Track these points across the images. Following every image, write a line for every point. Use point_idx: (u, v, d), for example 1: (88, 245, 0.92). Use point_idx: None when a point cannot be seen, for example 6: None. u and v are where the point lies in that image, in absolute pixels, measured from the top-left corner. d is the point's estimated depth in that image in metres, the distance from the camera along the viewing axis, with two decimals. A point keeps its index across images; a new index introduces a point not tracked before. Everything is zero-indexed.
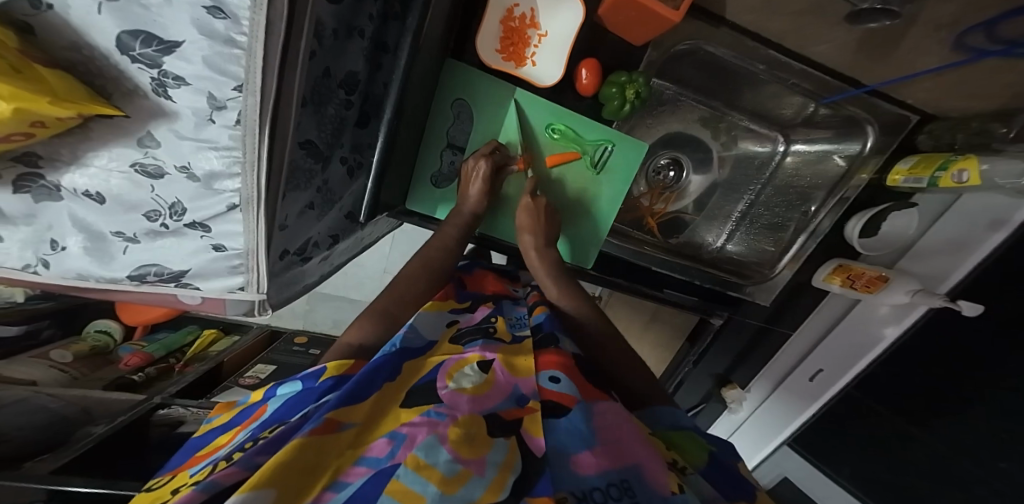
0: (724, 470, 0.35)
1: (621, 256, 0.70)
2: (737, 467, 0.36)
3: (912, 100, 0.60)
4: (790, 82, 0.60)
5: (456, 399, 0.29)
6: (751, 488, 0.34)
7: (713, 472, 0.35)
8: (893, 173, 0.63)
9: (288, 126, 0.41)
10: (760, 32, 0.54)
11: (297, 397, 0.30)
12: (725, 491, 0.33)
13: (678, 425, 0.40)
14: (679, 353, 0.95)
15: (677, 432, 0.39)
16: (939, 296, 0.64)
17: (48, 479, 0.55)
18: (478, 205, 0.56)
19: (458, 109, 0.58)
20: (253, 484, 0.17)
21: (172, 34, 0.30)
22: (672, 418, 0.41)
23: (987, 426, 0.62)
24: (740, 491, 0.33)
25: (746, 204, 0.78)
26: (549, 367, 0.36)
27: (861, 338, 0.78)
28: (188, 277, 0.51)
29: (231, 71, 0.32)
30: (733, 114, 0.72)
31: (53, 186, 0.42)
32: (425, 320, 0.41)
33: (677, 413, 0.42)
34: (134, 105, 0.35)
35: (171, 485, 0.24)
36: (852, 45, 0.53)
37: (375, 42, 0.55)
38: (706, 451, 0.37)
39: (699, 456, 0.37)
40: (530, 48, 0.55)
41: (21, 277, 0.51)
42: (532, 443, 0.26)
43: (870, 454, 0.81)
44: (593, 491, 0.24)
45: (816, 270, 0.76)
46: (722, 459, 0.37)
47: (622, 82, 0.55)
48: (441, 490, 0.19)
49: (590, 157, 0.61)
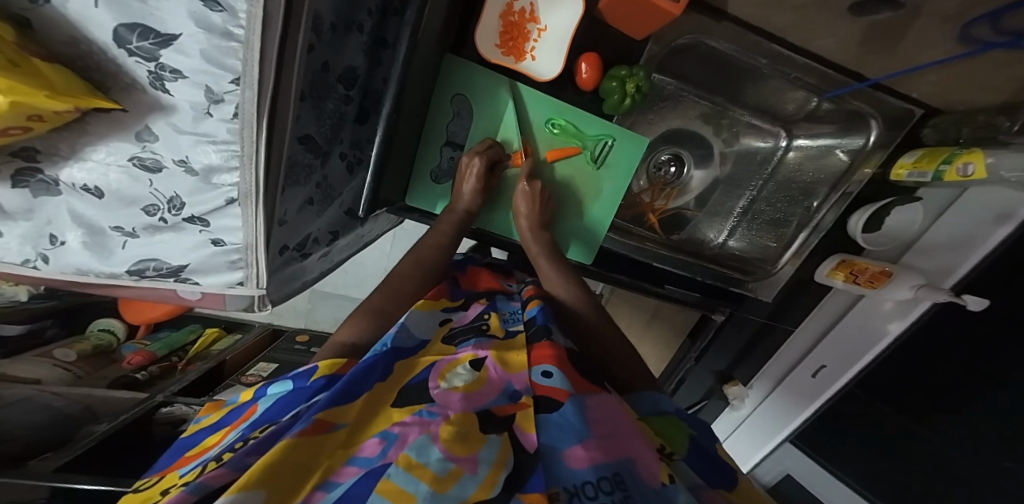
0: (703, 454, 0.35)
1: (624, 252, 0.70)
2: (714, 451, 0.36)
3: (917, 94, 0.59)
4: (792, 76, 0.60)
5: (448, 398, 0.28)
6: (732, 477, 0.33)
7: (695, 458, 0.34)
8: (898, 167, 0.63)
9: (287, 121, 0.40)
10: (763, 25, 0.54)
11: (288, 396, 0.29)
12: (710, 481, 0.32)
13: (661, 410, 0.40)
14: (681, 348, 0.94)
15: (659, 417, 0.39)
16: (943, 291, 0.64)
17: (50, 476, 0.55)
18: (472, 203, 0.57)
19: (458, 105, 0.57)
20: (243, 484, 0.17)
21: (169, 27, 0.30)
22: (654, 404, 0.40)
23: (996, 428, 0.61)
24: (721, 479, 0.32)
25: (749, 199, 0.78)
26: (542, 360, 0.35)
27: (863, 333, 0.77)
28: (187, 272, 0.51)
29: (228, 65, 0.32)
30: (735, 110, 0.72)
31: (52, 180, 0.42)
32: (417, 318, 0.42)
33: (663, 399, 0.41)
34: (132, 98, 0.35)
35: (160, 486, 0.24)
36: (856, 37, 0.52)
37: (374, 37, 0.54)
38: (687, 435, 0.37)
39: (683, 438, 0.36)
40: (530, 43, 0.54)
41: (21, 271, 0.51)
42: (524, 439, 0.27)
43: (873, 451, 0.81)
44: (585, 486, 0.24)
45: (819, 265, 0.74)
46: (704, 443, 0.36)
47: (622, 76, 0.54)
48: (432, 489, 0.19)
49: (590, 152, 0.61)
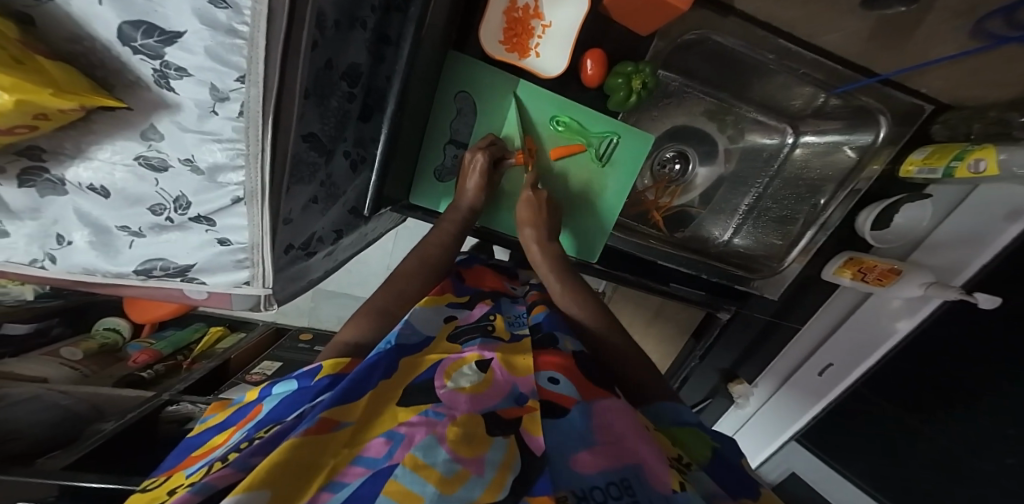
0: (725, 466, 0.34)
1: (627, 249, 0.69)
2: (740, 463, 0.35)
3: (927, 89, 0.58)
4: (800, 72, 0.59)
5: (455, 398, 0.28)
6: (755, 486, 0.33)
7: (718, 469, 0.34)
8: (907, 164, 0.62)
9: (291, 120, 0.40)
10: (770, 20, 0.53)
11: (293, 396, 0.29)
12: (732, 491, 0.32)
13: (685, 422, 0.39)
14: (684, 349, 0.95)
15: (683, 429, 0.38)
16: (954, 289, 0.63)
17: (60, 475, 0.56)
18: (476, 199, 0.56)
19: (461, 102, 0.57)
20: (247, 485, 0.17)
21: (173, 24, 0.30)
22: (679, 415, 0.40)
23: (998, 426, 0.62)
24: (743, 488, 0.32)
25: (754, 197, 0.77)
26: (549, 367, 0.35)
27: (872, 332, 0.76)
28: (193, 272, 0.51)
29: (233, 62, 0.32)
30: (741, 106, 0.71)
31: (58, 179, 0.42)
32: (422, 315, 0.41)
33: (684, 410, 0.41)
34: (136, 96, 0.35)
35: (167, 485, 0.24)
36: (865, 33, 0.52)
37: (377, 33, 0.54)
38: (711, 447, 0.36)
39: (706, 452, 0.36)
40: (534, 39, 0.54)
41: (28, 272, 0.51)
42: (531, 443, 0.26)
43: (877, 449, 0.81)
44: (593, 490, 0.23)
45: (826, 263, 0.74)
46: (728, 455, 0.36)
47: (627, 73, 0.54)
48: (439, 490, 0.19)
49: (596, 150, 0.60)
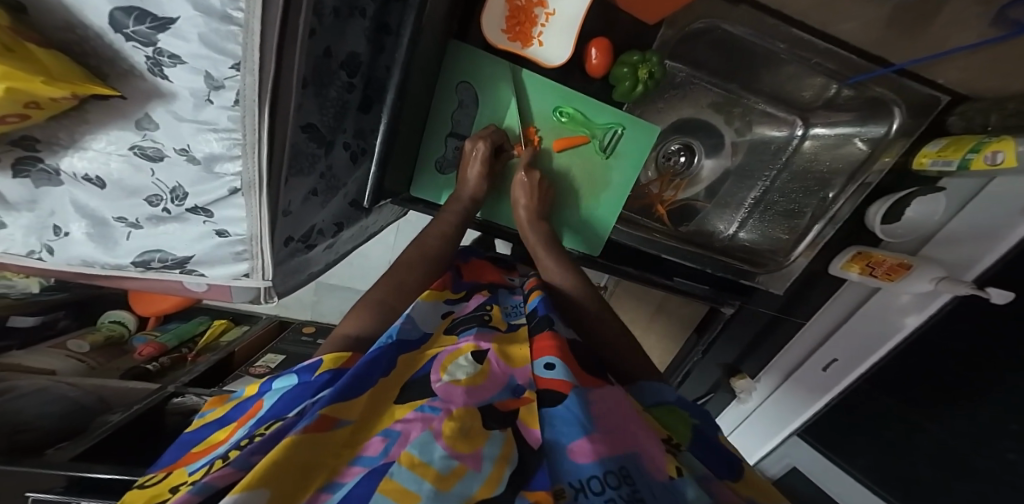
0: (709, 445, 0.34)
1: (631, 242, 0.68)
2: (718, 439, 0.36)
3: (944, 80, 0.56)
4: (813, 62, 0.57)
5: (451, 391, 0.28)
6: (737, 462, 0.34)
7: (702, 449, 0.34)
8: (920, 156, 0.61)
9: (288, 109, 0.40)
10: (783, 8, 0.51)
11: (294, 391, 0.29)
12: (717, 471, 0.32)
13: (661, 401, 0.39)
14: (688, 343, 0.92)
15: (662, 409, 0.38)
16: (965, 284, 0.61)
17: (70, 466, 0.56)
18: (477, 189, 0.55)
19: (462, 93, 0.56)
20: (247, 484, 0.16)
21: (166, 10, 0.29)
22: (656, 394, 0.40)
23: (1000, 420, 0.61)
24: (727, 469, 0.32)
25: (762, 190, 0.76)
26: (545, 353, 0.34)
27: (878, 326, 0.75)
28: (192, 264, 0.51)
29: (229, 50, 0.31)
30: (750, 98, 0.69)
31: (52, 169, 0.42)
32: (422, 310, 0.40)
33: (664, 389, 0.40)
34: (130, 85, 0.34)
35: (169, 482, 0.24)
36: (882, 22, 0.51)
37: (376, 21, 0.52)
38: (691, 425, 0.36)
39: (686, 430, 0.36)
40: (537, 27, 0.52)
41: (27, 263, 0.52)
42: (528, 434, 0.26)
43: (881, 444, 0.80)
44: (591, 480, 0.23)
45: (833, 257, 0.73)
46: (707, 432, 0.36)
47: (633, 62, 0.52)
48: (436, 487, 0.19)
49: (599, 141, 0.59)
